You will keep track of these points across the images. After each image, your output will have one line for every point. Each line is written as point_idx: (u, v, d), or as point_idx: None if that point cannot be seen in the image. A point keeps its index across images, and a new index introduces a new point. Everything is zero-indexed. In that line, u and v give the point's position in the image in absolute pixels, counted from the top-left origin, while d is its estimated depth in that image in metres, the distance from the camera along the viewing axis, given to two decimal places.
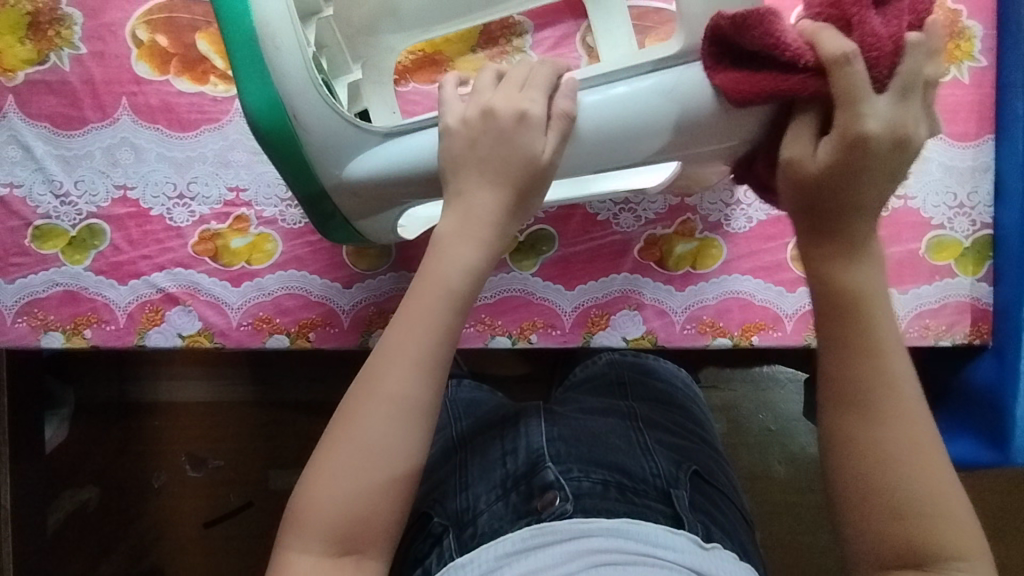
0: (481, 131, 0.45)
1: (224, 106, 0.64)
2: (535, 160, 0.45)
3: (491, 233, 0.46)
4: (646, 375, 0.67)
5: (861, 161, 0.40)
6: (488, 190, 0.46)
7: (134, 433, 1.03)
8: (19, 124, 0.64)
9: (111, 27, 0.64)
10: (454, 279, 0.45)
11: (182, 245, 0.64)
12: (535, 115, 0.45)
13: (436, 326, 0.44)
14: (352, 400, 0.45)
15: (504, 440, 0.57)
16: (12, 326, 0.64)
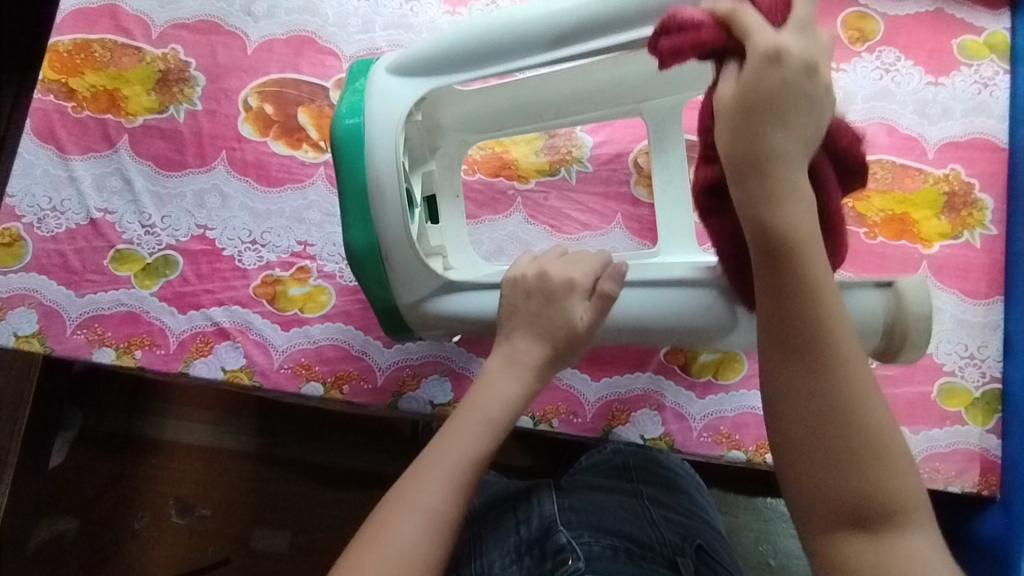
0: (534, 292, 0.53)
1: (310, 171, 0.72)
2: (572, 332, 0.52)
3: (534, 377, 0.52)
4: (651, 461, 0.66)
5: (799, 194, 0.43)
6: (534, 343, 0.52)
7: (128, 467, 1.02)
8: (127, 159, 0.72)
9: (228, 93, 0.73)
10: (494, 410, 0.50)
11: (244, 285, 0.69)
12: (580, 288, 0.52)
13: (477, 451, 0.47)
14: (387, 506, 0.45)
15: (517, 511, 0.59)
16: (70, 337, 0.68)
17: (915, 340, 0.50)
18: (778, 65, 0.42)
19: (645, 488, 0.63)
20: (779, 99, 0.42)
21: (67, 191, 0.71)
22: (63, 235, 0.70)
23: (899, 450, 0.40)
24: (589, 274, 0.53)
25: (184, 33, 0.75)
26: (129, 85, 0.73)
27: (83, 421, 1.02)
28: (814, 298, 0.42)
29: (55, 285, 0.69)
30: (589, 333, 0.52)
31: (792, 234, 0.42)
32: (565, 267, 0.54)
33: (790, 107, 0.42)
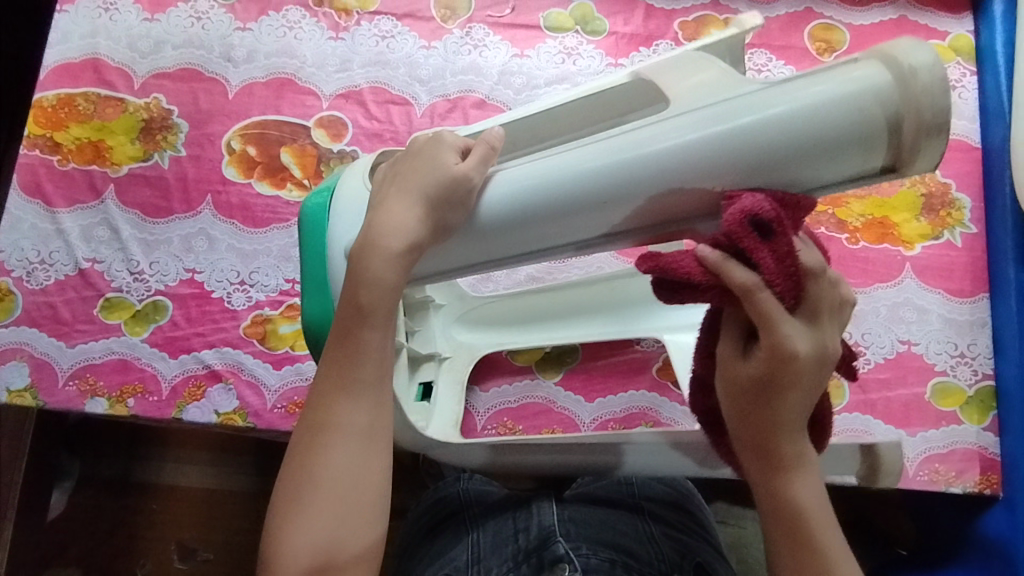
0: (390, 178, 0.47)
1: (295, 209, 0.73)
2: (442, 171, 0.44)
3: (402, 240, 0.44)
4: (655, 478, 0.65)
5: (823, 370, 0.37)
6: (397, 203, 0.45)
7: (127, 515, 1.01)
8: (113, 208, 0.73)
9: (211, 137, 0.75)
10: (363, 296, 0.44)
11: (234, 326, 0.70)
12: (447, 145, 0.45)
13: (370, 346, 0.45)
14: (302, 440, 0.44)
15: (516, 519, 0.58)
16: (62, 389, 0.68)
17: (890, 467, 0.60)
18: (776, 325, 0.35)
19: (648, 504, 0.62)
20: (775, 385, 0.37)
21: (55, 243, 0.71)
22: (53, 286, 0.70)
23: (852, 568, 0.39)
24: (452, 138, 0.46)
25: (166, 81, 0.76)
26: (113, 135, 0.75)
27: (81, 471, 1.01)
28: (814, 556, 0.39)
29: (46, 338, 0.69)
30: (470, 180, 0.43)
31: (794, 455, 0.39)
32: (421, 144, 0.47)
33: (786, 380, 0.37)
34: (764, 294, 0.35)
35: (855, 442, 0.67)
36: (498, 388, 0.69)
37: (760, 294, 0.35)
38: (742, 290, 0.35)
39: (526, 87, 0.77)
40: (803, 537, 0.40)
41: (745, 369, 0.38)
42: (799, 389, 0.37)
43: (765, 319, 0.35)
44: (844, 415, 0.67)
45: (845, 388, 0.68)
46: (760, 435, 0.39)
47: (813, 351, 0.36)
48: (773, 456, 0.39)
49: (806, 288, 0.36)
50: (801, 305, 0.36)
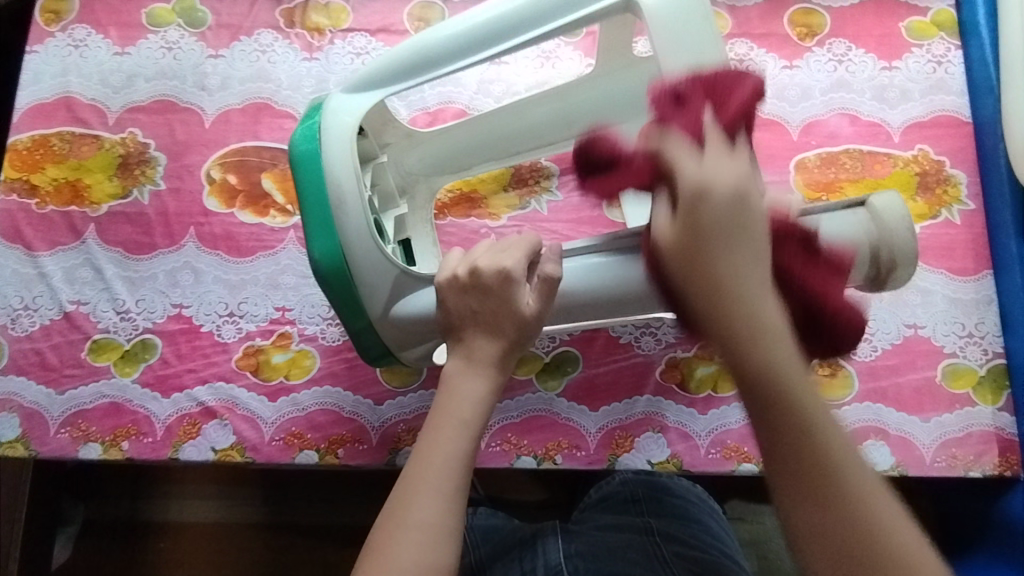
0: (466, 288, 0.51)
1: (281, 235, 0.71)
2: (518, 316, 0.50)
3: (495, 364, 0.50)
4: (660, 491, 0.69)
5: (741, 207, 0.40)
6: (488, 336, 0.50)
7: (136, 557, 0.99)
8: (95, 248, 0.71)
9: (190, 168, 0.73)
10: (467, 409, 0.49)
11: (226, 360, 0.68)
12: (520, 276, 0.50)
13: (462, 456, 0.47)
14: (383, 534, 0.46)
15: (522, 561, 0.63)
16: (55, 436, 0.66)
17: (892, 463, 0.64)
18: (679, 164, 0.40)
19: (656, 523, 0.66)
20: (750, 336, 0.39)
21: (38, 288, 0.70)
22: (38, 332, 0.69)
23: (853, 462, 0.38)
24: (523, 260, 0.51)
25: (141, 115, 0.75)
26: (90, 173, 0.73)
27: (86, 515, 1.00)
28: (842, 463, 0.38)
29: (34, 386, 0.67)
30: (540, 317, 0.51)
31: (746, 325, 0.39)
32: (494, 258, 0.51)
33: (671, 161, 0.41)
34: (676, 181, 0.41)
35: (868, 432, 0.65)
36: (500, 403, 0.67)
37: (670, 148, 0.41)
38: (656, 149, 0.41)
39: (506, 95, 0.75)
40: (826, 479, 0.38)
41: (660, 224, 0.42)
42: (764, 319, 0.39)
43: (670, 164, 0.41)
44: (856, 405, 0.66)
45: (853, 377, 0.67)
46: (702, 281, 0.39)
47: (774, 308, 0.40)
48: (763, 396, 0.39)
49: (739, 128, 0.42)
50: (709, 145, 0.41)
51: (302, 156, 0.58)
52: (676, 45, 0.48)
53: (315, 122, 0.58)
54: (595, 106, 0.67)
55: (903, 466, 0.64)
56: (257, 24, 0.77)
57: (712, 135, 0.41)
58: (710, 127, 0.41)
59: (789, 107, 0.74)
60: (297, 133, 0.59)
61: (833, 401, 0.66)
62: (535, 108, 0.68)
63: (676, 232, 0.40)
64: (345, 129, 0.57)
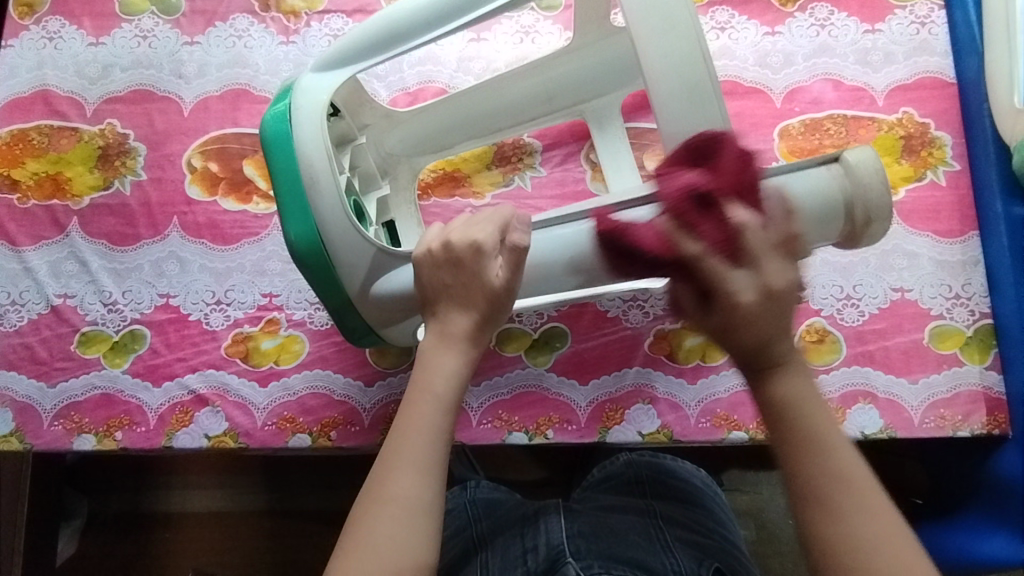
0: (439, 261, 0.51)
1: (265, 221, 0.71)
2: (489, 287, 0.50)
3: (468, 339, 0.51)
4: (663, 474, 0.72)
5: (777, 307, 0.41)
6: (461, 311, 0.51)
7: (142, 548, 1.00)
8: (79, 241, 0.71)
9: (170, 157, 0.73)
10: (441, 385, 0.49)
11: (215, 347, 0.68)
12: (491, 248, 0.50)
13: (436, 429, 0.48)
14: (362, 511, 0.45)
15: (524, 539, 0.63)
16: (49, 429, 0.67)
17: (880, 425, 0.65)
18: (754, 262, 0.41)
19: (659, 506, 0.67)
20: (757, 319, 0.40)
21: (24, 283, 0.70)
22: (26, 327, 0.69)
23: (850, 500, 0.39)
24: (494, 232, 0.51)
25: (119, 105, 0.74)
26: (71, 166, 0.72)
27: (90, 508, 1.01)
28: (857, 495, 0.39)
29: (26, 380, 0.68)
30: (510, 289, 0.51)
31: (782, 357, 0.41)
32: (466, 232, 0.51)
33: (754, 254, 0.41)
34: (711, 260, 0.40)
35: (856, 396, 0.66)
36: (489, 380, 0.67)
37: (706, 261, 0.40)
38: (691, 259, 0.41)
39: (485, 72, 0.75)
40: (812, 447, 0.40)
41: (744, 292, 0.40)
42: (785, 327, 0.41)
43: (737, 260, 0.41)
44: (844, 369, 0.66)
45: (841, 342, 0.67)
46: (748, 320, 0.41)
47: (790, 285, 0.41)
48: (762, 359, 0.41)
49: (741, 243, 0.40)
50: (754, 253, 0.41)
51: (272, 138, 0.57)
52: (649, 12, 0.47)
53: (284, 105, 0.58)
54: (572, 82, 0.67)
55: (892, 428, 0.65)
56: (232, 9, 0.77)
57: (743, 239, 0.40)
58: (741, 218, 0.41)
59: (772, 74, 0.74)
60: (267, 116, 0.58)
61: (821, 367, 0.66)
62: (512, 85, 0.67)
63: (764, 299, 0.40)
64: (317, 109, 0.56)
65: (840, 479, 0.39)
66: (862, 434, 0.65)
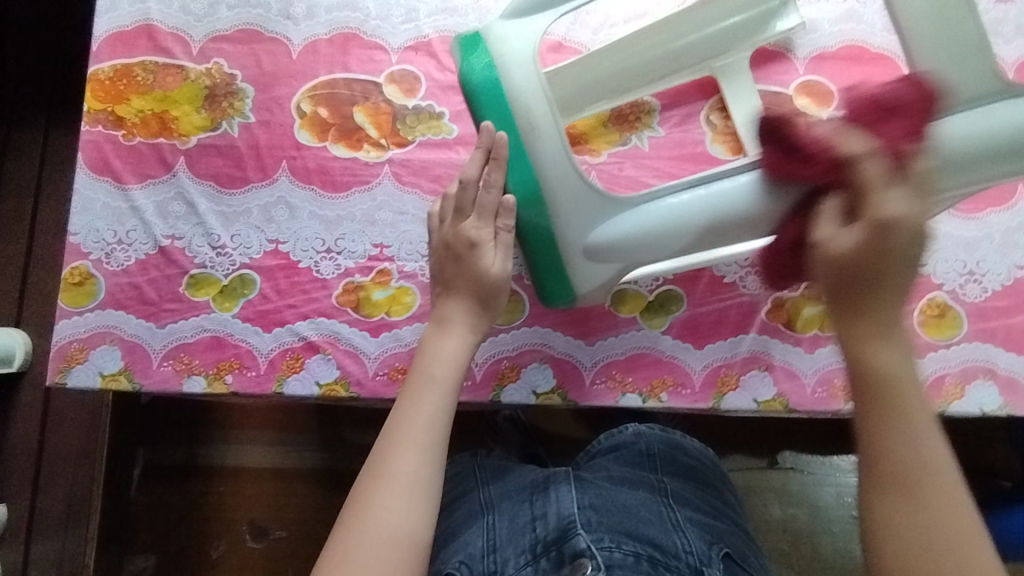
0: (444, 258, 0.56)
1: (376, 170, 0.70)
2: (490, 279, 0.55)
3: (467, 326, 0.54)
4: (674, 448, 0.70)
5: (914, 243, 0.43)
6: (456, 300, 0.55)
7: (198, 497, 1.01)
8: (186, 181, 0.69)
9: (279, 101, 0.71)
10: (438, 369, 0.52)
11: (326, 295, 0.67)
12: (484, 237, 0.55)
13: (436, 408, 0.50)
14: (363, 489, 0.47)
15: (533, 506, 0.60)
16: (158, 370, 0.66)
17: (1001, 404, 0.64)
18: (875, 191, 0.44)
19: (671, 484, 0.65)
20: (873, 270, 0.43)
21: (131, 222, 0.68)
22: (134, 267, 0.68)
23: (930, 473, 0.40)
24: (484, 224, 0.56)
25: (226, 45, 0.72)
26: (177, 105, 0.71)
27: (145, 458, 1.01)
28: (905, 450, 0.40)
29: (134, 319, 0.67)
30: (505, 278, 0.56)
31: (889, 321, 0.43)
32: (456, 232, 0.56)
33: (889, 266, 0.43)
34: (868, 162, 0.45)
35: (975, 372, 0.65)
36: (603, 341, 0.67)
37: (865, 162, 0.45)
38: (850, 159, 0.45)
39: (603, 27, 0.72)
40: (903, 414, 0.41)
41: (839, 242, 0.44)
42: (907, 266, 0.43)
43: (862, 184, 0.44)
44: (964, 345, 0.65)
45: (962, 318, 0.66)
46: (896, 270, 0.43)
47: (907, 216, 0.43)
48: (868, 315, 0.43)
49: (849, 173, 0.46)
50: (911, 178, 0.45)
51: (481, 87, 0.56)
52: None
53: (482, 53, 0.56)
54: (699, 39, 0.67)
55: (1011, 406, 0.64)
56: None
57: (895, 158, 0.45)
58: (912, 144, 0.46)
59: None
60: (464, 68, 0.56)
61: (941, 342, 0.66)
62: (642, 44, 0.67)
63: (854, 236, 0.43)
64: (527, 55, 0.55)
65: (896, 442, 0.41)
66: (980, 411, 0.64)
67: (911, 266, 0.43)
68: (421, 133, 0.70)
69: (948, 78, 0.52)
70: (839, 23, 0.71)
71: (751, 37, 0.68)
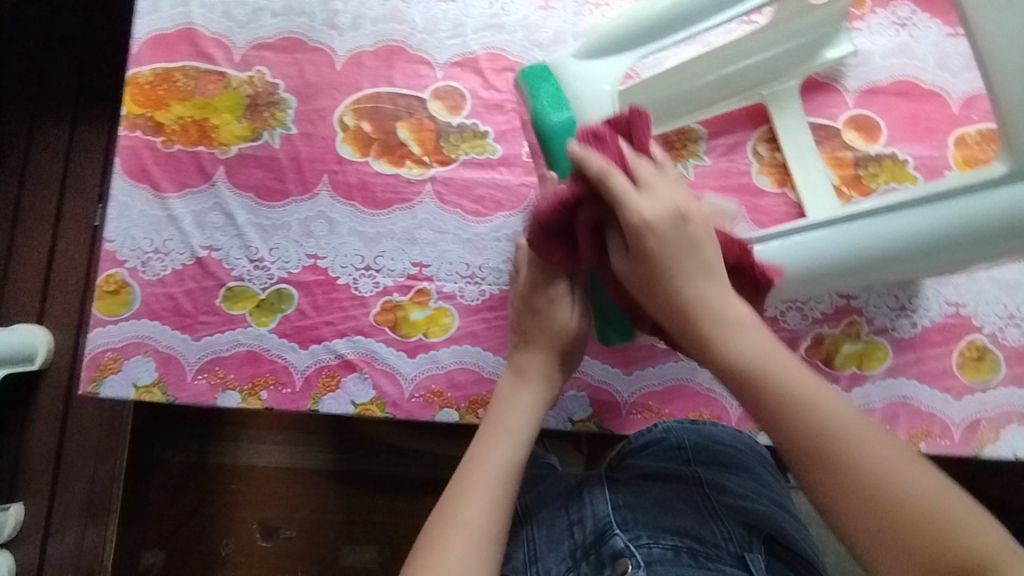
0: (517, 308, 0.59)
1: (418, 188, 0.69)
2: (566, 334, 0.57)
3: (541, 381, 0.56)
4: (708, 441, 0.64)
5: (683, 225, 0.49)
6: (530, 353, 0.57)
7: (210, 496, 1.00)
8: (225, 192, 0.68)
9: (321, 113, 0.70)
10: (513, 421, 0.53)
11: (364, 314, 0.67)
12: (560, 294, 0.58)
13: (510, 462, 0.51)
14: (432, 535, 0.47)
15: (569, 511, 0.59)
16: (192, 383, 0.65)
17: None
18: (625, 199, 0.48)
19: (704, 472, 0.61)
20: (652, 260, 0.49)
21: (168, 231, 0.68)
22: (170, 277, 0.67)
23: (824, 415, 0.45)
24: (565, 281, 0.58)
25: (269, 53, 0.71)
26: (218, 113, 0.70)
27: (156, 454, 1.00)
28: (783, 400, 0.46)
29: (169, 331, 0.66)
30: (581, 333, 0.58)
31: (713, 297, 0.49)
32: (530, 295, 0.58)
33: (663, 247, 0.49)
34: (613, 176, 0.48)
35: (1011, 417, 0.65)
36: (642, 370, 0.66)
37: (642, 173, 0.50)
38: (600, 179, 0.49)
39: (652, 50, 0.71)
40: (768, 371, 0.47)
41: (642, 206, 0.48)
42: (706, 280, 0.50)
43: (614, 192, 0.48)
44: (1001, 389, 0.65)
45: (1000, 361, 0.66)
46: (676, 285, 0.49)
47: (661, 213, 0.49)
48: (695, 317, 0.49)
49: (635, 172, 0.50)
50: (641, 179, 0.49)
51: (556, 126, 0.58)
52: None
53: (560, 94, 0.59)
54: (749, 68, 0.67)
55: None
56: None
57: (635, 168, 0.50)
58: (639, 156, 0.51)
59: (951, 77, 0.70)
60: (538, 107, 0.59)
61: (978, 384, 0.65)
62: (691, 72, 0.66)
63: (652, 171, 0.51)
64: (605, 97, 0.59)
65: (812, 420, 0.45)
66: (1014, 455, 0.64)
67: (688, 240, 0.49)
68: (465, 152, 0.70)
69: None
70: (891, 57, 0.71)
71: (801, 66, 0.68)
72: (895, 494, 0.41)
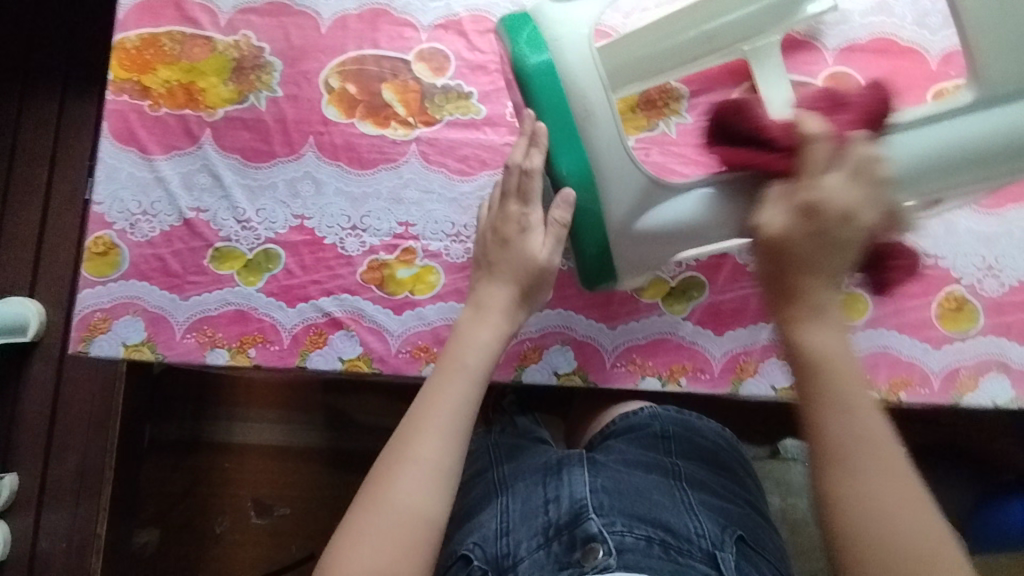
0: (492, 241, 0.59)
1: (403, 148, 0.69)
2: (533, 264, 0.58)
3: (501, 318, 0.57)
4: (690, 431, 0.66)
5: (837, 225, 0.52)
6: (494, 287, 0.58)
7: (202, 472, 1.01)
8: (212, 154, 0.69)
9: (307, 75, 0.70)
10: (471, 359, 0.54)
11: (351, 273, 0.67)
12: (532, 224, 0.58)
13: (464, 399, 0.52)
14: (385, 468, 0.49)
15: (546, 488, 0.58)
16: (180, 342, 0.66)
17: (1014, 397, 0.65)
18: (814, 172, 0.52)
19: (684, 466, 0.62)
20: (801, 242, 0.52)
21: (155, 193, 0.68)
22: (158, 238, 0.68)
23: (828, 419, 0.48)
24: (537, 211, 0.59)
25: (254, 17, 0.72)
26: (204, 77, 0.70)
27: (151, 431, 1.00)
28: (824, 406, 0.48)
29: (157, 291, 0.67)
30: (550, 265, 0.58)
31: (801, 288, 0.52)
32: (502, 223, 0.59)
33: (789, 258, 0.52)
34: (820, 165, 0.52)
35: (989, 366, 0.66)
36: (626, 324, 0.67)
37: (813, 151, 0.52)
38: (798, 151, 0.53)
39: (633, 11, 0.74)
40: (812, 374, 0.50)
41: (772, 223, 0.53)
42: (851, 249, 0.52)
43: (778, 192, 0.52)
44: (980, 338, 0.66)
45: (980, 312, 0.67)
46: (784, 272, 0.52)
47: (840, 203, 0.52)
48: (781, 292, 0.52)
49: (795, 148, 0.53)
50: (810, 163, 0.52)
51: (535, 71, 0.57)
52: None
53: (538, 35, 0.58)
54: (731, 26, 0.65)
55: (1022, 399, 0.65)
56: None
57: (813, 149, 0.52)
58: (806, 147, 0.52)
59: (930, 34, 0.71)
60: (517, 50, 0.58)
61: (957, 334, 0.66)
62: (672, 28, 0.65)
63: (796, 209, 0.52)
64: (583, 40, 0.57)
65: (850, 484, 0.46)
66: (993, 403, 0.65)
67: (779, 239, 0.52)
68: (449, 112, 0.70)
69: (1003, 72, 0.54)
70: (870, 16, 0.72)
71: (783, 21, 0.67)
72: (867, 502, 0.45)
